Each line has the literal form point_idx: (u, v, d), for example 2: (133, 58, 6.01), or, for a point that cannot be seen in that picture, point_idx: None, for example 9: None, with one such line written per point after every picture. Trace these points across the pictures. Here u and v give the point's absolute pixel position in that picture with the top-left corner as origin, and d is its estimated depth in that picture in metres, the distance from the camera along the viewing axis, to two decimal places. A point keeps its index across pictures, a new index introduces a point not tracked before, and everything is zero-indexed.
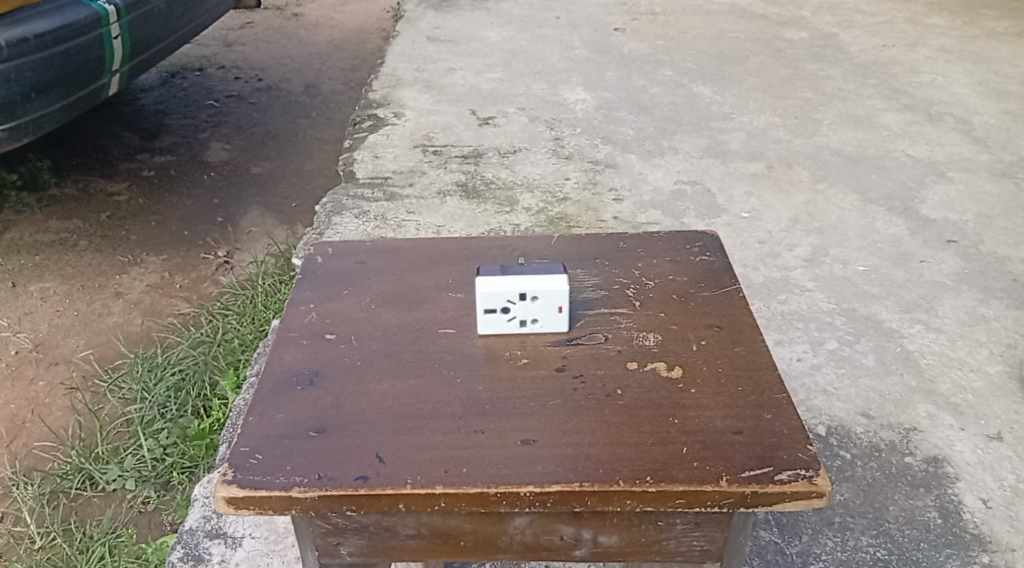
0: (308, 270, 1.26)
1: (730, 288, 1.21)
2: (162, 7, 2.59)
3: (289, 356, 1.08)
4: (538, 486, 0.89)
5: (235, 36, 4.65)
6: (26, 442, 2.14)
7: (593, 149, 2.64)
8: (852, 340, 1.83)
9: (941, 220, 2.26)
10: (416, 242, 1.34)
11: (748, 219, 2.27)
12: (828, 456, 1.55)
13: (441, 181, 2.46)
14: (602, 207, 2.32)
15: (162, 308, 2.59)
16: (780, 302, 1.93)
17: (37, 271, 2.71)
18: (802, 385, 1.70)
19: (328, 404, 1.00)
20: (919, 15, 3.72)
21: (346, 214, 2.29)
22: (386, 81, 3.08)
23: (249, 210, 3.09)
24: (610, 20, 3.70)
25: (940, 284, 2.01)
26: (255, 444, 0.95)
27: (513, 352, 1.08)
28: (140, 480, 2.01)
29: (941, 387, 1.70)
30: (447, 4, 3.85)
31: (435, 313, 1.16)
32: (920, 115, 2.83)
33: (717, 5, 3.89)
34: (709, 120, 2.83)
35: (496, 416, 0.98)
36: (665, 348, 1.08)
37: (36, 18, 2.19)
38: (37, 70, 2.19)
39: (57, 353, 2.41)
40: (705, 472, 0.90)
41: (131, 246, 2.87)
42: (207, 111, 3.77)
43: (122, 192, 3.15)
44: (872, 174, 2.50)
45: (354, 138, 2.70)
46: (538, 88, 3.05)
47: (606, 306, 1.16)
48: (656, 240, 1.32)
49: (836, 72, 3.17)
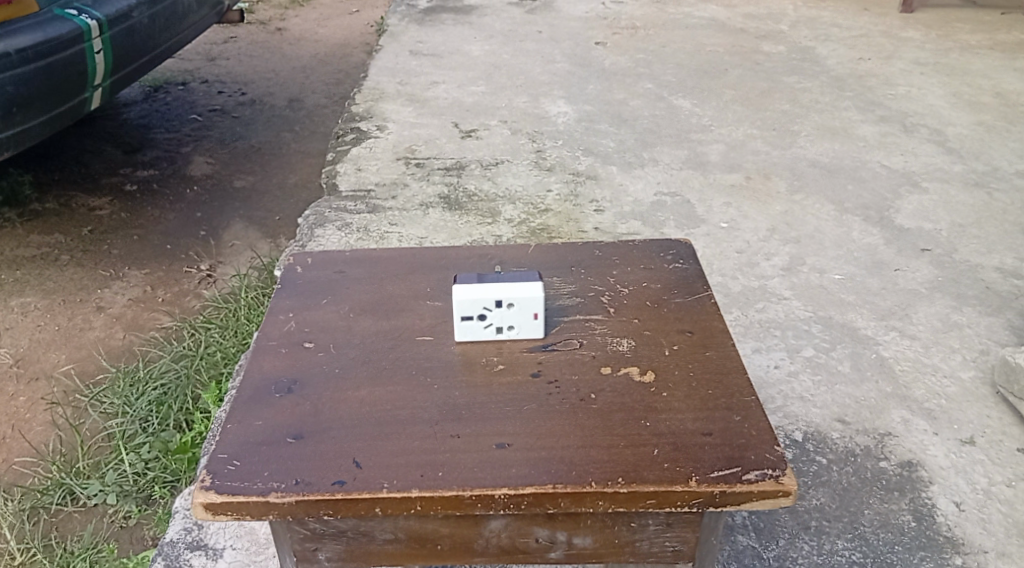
0: (287, 280, 1.28)
1: (702, 294, 1.23)
2: (144, 22, 2.60)
3: (267, 364, 1.10)
4: (512, 488, 0.91)
5: (218, 50, 4.67)
6: (7, 457, 2.14)
7: (574, 161, 2.67)
8: (828, 347, 1.86)
9: (916, 229, 2.31)
10: (394, 251, 1.35)
11: (726, 229, 2.31)
12: (804, 461, 1.58)
13: (423, 194, 2.48)
14: (583, 217, 2.35)
15: (144, 322, 2.59)
16: (758, 311, 1.96)
17: (18, 286, 2.71)
18: (779, 392, 1.73)
19: (306, 411, 1.02)
20: (894, 29, 3.79)
21: (329, 226, 2.31)
22: (369, 94, 3.10)
23: (233, 224, 3.10)
24: (591, 35, 3.74)
25: (915, 292, 2.05)
26: (234, 451, 0.97)
27: (489, 358, 1.10)
28: (121, 494, 2.01)
29: (916, 392, 1.73)
30: (430, 18, 3.88)
31: (413, 321, 1.17)
32: (895, 126, 2.89)
33: (696, 19, 3.94)
34: (689, 132, 2.87)
35: (473, 421, 1.00)
36: (638, 353, 1.10)
37: (17, 33, 2.20)
38: (18, 85, 2.20)
39: (39, 367, 2.41)
40: (675, 473, 0.92)
41: (114, 260, 2.87)
42: (190, 125, 3.78)
43: (105, 206, 3.15)
44: (849, 184, 2.53)
45: (337, 150, 2.72)
46: (520, 101, 3.08)
47: (581, 313, 1.19)
48: (631, 248, 1.35)
49: (813, 85, 3.22)
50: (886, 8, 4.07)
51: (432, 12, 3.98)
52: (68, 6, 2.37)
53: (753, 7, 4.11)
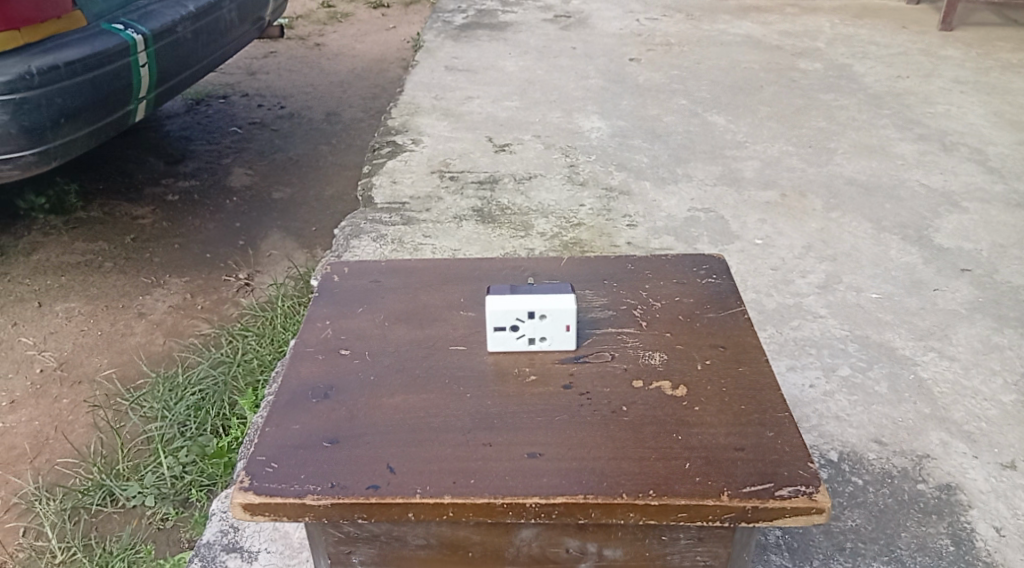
0: (324, 289, 1.30)
1: (735, 309, 1.23)
2: (187, 36, 2.67)
3: (304, 370, 1.12)
4: (543, 497, 0.91)
5: (259, 65, 4.75)
6: (49, 458, 2.18)
7: (607, 176, 2.67)
8: (864, 366, 1.84)
9: (955, 249, 2.27)
10: (427, 262, 1.37)
11: (761, 245, 2.30)
12: (839, 481, 1.56)
13: (457, 207, 2.50)
14: (616, 232, 2.36)
15: (183, 329, 2.64)
16: (793, 328, 1.95)
17: (62, 292, 2.77)
18: (814, 411, 1.71)
19: (342, 416, 1.03)
20: (933, 47, 3.75)
21: (364, 237, 2.34)
22: (405, 109, 3.14)
23: (271, 234, 3.15)
24: (626, 51, 3.75)
25: (954, 312, 2.02)
26: (271, 454, 0.98)
27: (522, 368, 1.11)
28: (159, 497, 2.04)
29: (954, 415, 1.70)
30: (466, 34, 3.92)
31: (446, 331, 1.19)
32: (934, 145, 2.86)
33: (731, 36, 3.94)
34: (723, 148, 2.86)
35: (505, 430, 1.00)
36: (670, 366, 1.10)
37: (65, 47, 2.26)
38: (66, 97, 2.26)
39: (81, 371, 2.46)
40: (707, 487, 0.92)
41: (155, 268, 2.93)
42: (231, 137, 3.85)
43: (147, 215, 3.21)
44: (886, 203, 2.51)
45: (374, 163, 2.75)
46: (554, 116, 3.10)
47: (614, 325, 1.19)
48: (664, 263, 1.35)
49: (850, 102, 3.20)
50: (925, 25, 4.04)
51: (469, 28, 4.02)
52: (116, 21, 2.44)
53: (789, 24, 4.09)
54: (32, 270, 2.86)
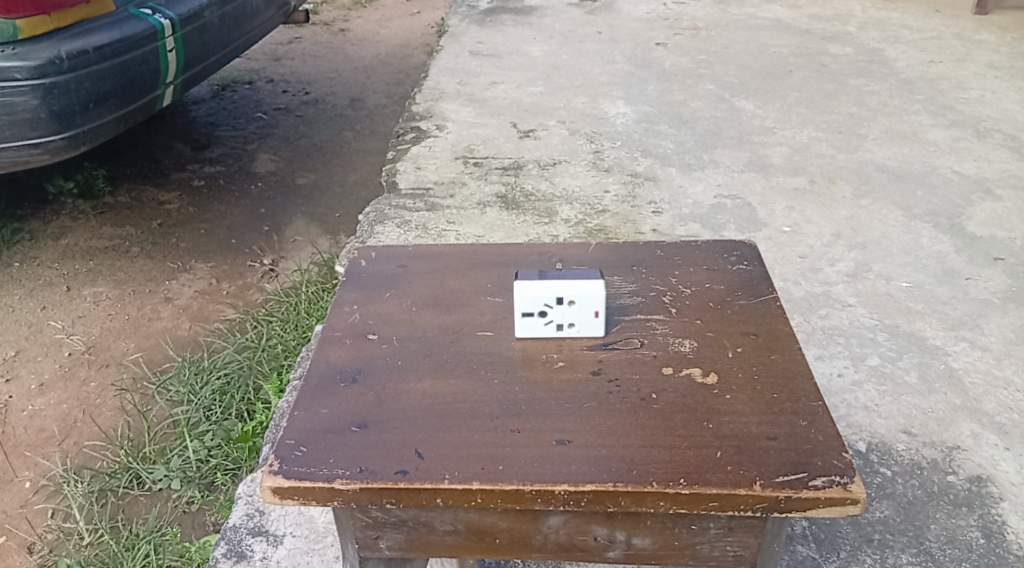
0: (351, 273, 1.30)
1: (766, 296, 1.21)
2: (214, 21, 2.67)
3: (333, 354, 1.11)
4: (572, 484, 0.90)
5: (284, 51, 4.76)
6: (77, 440, 2.21)
7: (633, 163, 2.64)
8: (894, 356, 1.81)
9: (988, 237, 2.23)
10: (454, 247, 1.36)
11: (789, 233, 2.26)
12: (868, 472, 1.54)
13: (481, 193, 2.49)
14: (641, 219, 2.33)
15: (209, 314, 2.66)
16: (821, 317, 1.92)
17: (90, 277, 2.80)
18: (842, 401, 1.69)
19: (370, 401, 1.03)
20: (967, 31, 3.68)
21: (388, 223, 2.33)
22: (429, 94, 3.12)
23: (295, 220, 3.15)
24: (652, 35, 3.71)
25: (986, 302, 1.98)
26: (300, 438, 0.98)
27: (550, 355, 1.10)
28: (185, 480, 2.06)
29: (987, 406, 1.68)
30: (491, 19, 3.90)
31: (473, 316, 1.18)
32: (967, 131, 2.80)
33: (760, 20, 3.88)
34: (751, 134, 2.82)
35: (534, 416, 1.00)
36: (701, 354, 1.09)
37: (94, 32, 2.28)
38: (95, 82, 2.27)
39: (109, 355, 2.48)
40: (739, 476, 0.91)
41: (181, 253, 2.95)
42: (256, 123, 3.87)
43: (173, 200, 3.23)
44: (918, 191, 2.47)
45: (397, 149, 2.75)
46: (579, 101, 3.07)
47: (643, 312, 1.18)
48: (693, 249, 1.33)
49: (881, 88, 3.14)
50: (959, 9, 3.95)
51: (493, 13, 3.99)
52: (143, 6, 2.45)
53: (819, 8, 4.02)
54: (61, 254, 2.89)
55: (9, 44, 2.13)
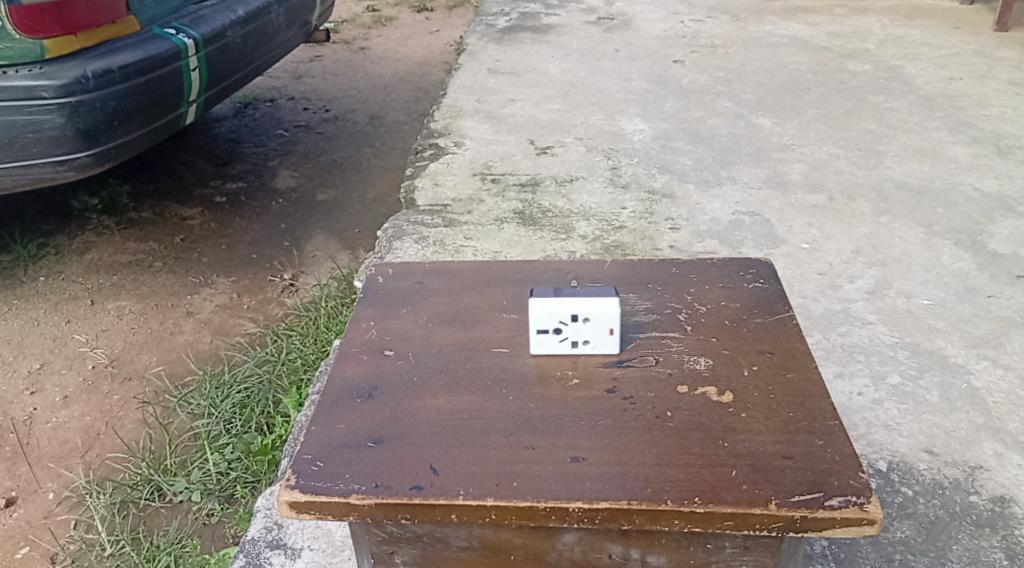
0: (369, 289, 1.31)
1: (783, 314, 1.21)
2: (236, 41, 2.71)
3: (350, 370, 1.12)
4: (587, 502, 0.90)
5: (305, 69, 4.81)
6: (99, 453, 2.23)
7: (650, 179, 2.65)
8: (914, 375, 1.79)
9: (1010, 255, 2.22)
10: (470, 264, 1.37)
11: (808, 250, 2.26)
12: (888, 492, 1.52)
13: (499, 209, 2.50)
14: (659, 235, 2.34)
15: (230, 328, 2.68)
16: (840, 334, 1.92)
17: (114, 291, 2.83)
18: (862, 419, 1.68)
19: (386, 417, 1.04)
20: (988, 48, 3.66)
21: (407, 239, 2.35)
22: (448, 111, 3.15)
23: (315, 235, 3.18)
24: (670, 53, 3.72)
25: (1008, 320, 1.96)
26: (317, 453, 0.99)
27: (565, 372, 1.10)
28: (205, 492, 2.08)
29: (1009, 425, 1.66)
30: (510, 37, 3.92)
31: (489, 333, 1.18)
32: (989, 147, 2.79)
33: (778, 37, 3.88)
34: (770, 151, 2.82)
35: (549, 433, 1.00)
36: (716, 372, 1.09)
37: (120, 51, 2.32)
38: (120, 99, 2.31)
39: (131, 368, 2.51)
40: (754, 495, 0.91)
41: (203, 267, 2.98)
42: (278, 140, 3.91)
43: (196, 216, 3.27)
44: (938, 207, 2.45)
45: (416, 166, 2.77)
46: (596, 118, 3.09)
47: (658, 329, 1.18)
48: (709, 265, 1.33)
49: (901, 104, 3.13)
50: (980, 25, 3.94)
51: (512, 31, 4.02)
52: (167, 26, 2.50)
53: (838, 25, 4.02)
54: (86, 269, 2.93)
55: (35, 64, 2.18)
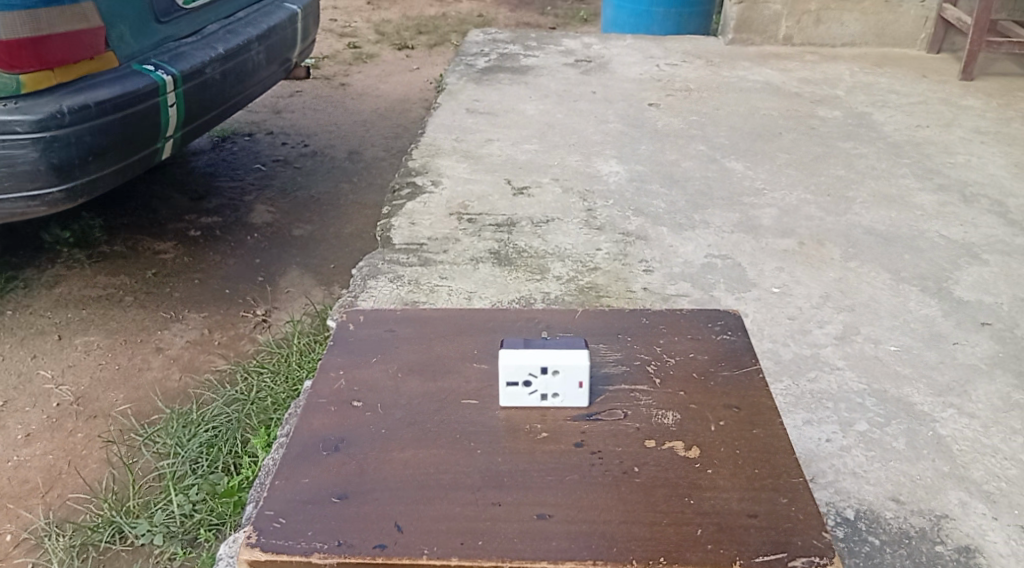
0: (338, 336, 1.30)
1: (749, 367, 1.22)
2: (216, 77, 2.72)
3: (317, 422, 1.11)
4: (551, 562, 0.90)
5: (284, 104, 4.82)
6: (61, 493, 2.18)
7: (625, 221, 2.67)
8: (882, 422, 1.81)
9: (975, 302, 2.25)
10: (441, 311, 1.37)
11: (778, 294, 2.28)
12: (855, 540, 1.53)
13: (474, 249, 2.51)
14: (633, 277, 2.35)
15: (200, 365, 2.65)
16: (809, 380, 1.93)
17: (82, 325, 2.79)
18: (831, 466, 1.69)
19: (351, 471, 1.03)
20: (954, 96, 3.76)
21: (381, 278, 2.35)
22: (425, 150, 3.16)
23: (288, 271, 3.17)
24: (646, 96, 3.78)
25: (973, 367, 1.99)
26: (279, 509, 0.98)
27: (534, 425, 1.10)
28: (168, 536, 2.04)
29: (974, 473, 1.68)
30: (488, 77, 3.97)
31: (458, 384, 1.18)
32: (954, 195, 2.85)
33: (751, 83, 3.95)
34: (742, 195, 2.86)
35: (515, 489, 0.99)
36: (683, 427, 1.09)
37: (97, 87, 2.31)
38: (95, 135, 2.30)
39: (97, 406, 2.46)
40: (719, 555, 0.91)
41: (174, 303, 2.95)
42: (254, 174, 3.90)
43: (168, 250, 3.24)
44: (905, 254, 2.49)
45: (393, 204, 2.77)
46: (573, 159, 3.12)
47: (627, 382, 1.18)
48: (678, 316, 1.34)
49: (870, 151, 3.20)
50: (946, 74, 4.04)
51: (490, 71, 4.07)
52: (147, 61, 2.51)
53: (809, 71, 4.10)
54: (54, 302, 2.89)
55: (12, 98, 2.17)
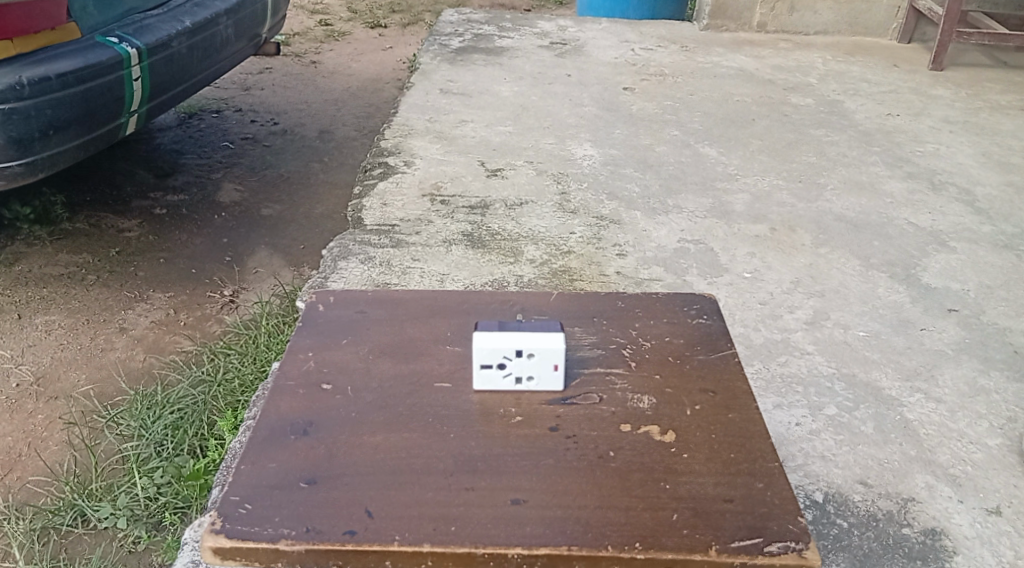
0: (308, 318, 1.27)
1: (725, 351, 1.21)
2: (182, 52, 2.65)
3: (285, 405, 1.09)
4: (526, 548, 0.89)
5: (254, 80, 4.74)
6: (21, 476, 2.14)
7: (598, 205, 2.66)
8: (851, 406, 1.82)
9: (942, 289, 2.28)
10: (414, 292, 1.34)
11: (750, 279, 2.29)
12: (824, 523, 1.54)
13: (447, 231, 2.48)
14: (606, 261, 2.34)
15: (164, 345, 2.60)
16: (779, 364, 1.94)
17: (43, 304, 2.73)
18: (800, 450, 1.69)
19: (321, 455, 1.00)
20: (924, 86, 3.78)
21: (352, 259, 2.31)
22: (398, 130, 3.12)
23: (257, 251, 3.12)
24: (620, 80, 3.76)
25: (940, 353, 2.01)
26: (246, 494, 0.95)
27: (508, 408, 1.08)
28: (131, 519, 2.00)
29: (940, 457, 1.69)
30: (462, 58, 3.92)
31: (431, 366, 1.16)
32: (923, 183, 2.87)
33: (725, 69, 3.95)
34: (715, 180, 2.86)
35: (489, 474, 0.98)
36: (659, 411, 1.08)
37: (58, 59, 2.24)
38: (56, 108, 2.23)
39: (58, 387, 2.41)
40: (695, 540, 0.90)
41: (138, 282, 2.89)
42: (222, 152, 3.83)
43: (133, 228, 3.17)
44: (875, 240, 2.51)
45: (364, 184, 2.73)
46: (546, 142, 3.10)
47: (603, 366, 1.17)
48: (654, 300, 1.33)
49: (841, 138, 3.21)
50: (917, 64, 4.07)
51: (464, 52, 4.02)
52: (110, 34, 2.44)
53: (782, 58, 4.11)
54: (13, 281, 2.82)
55: None
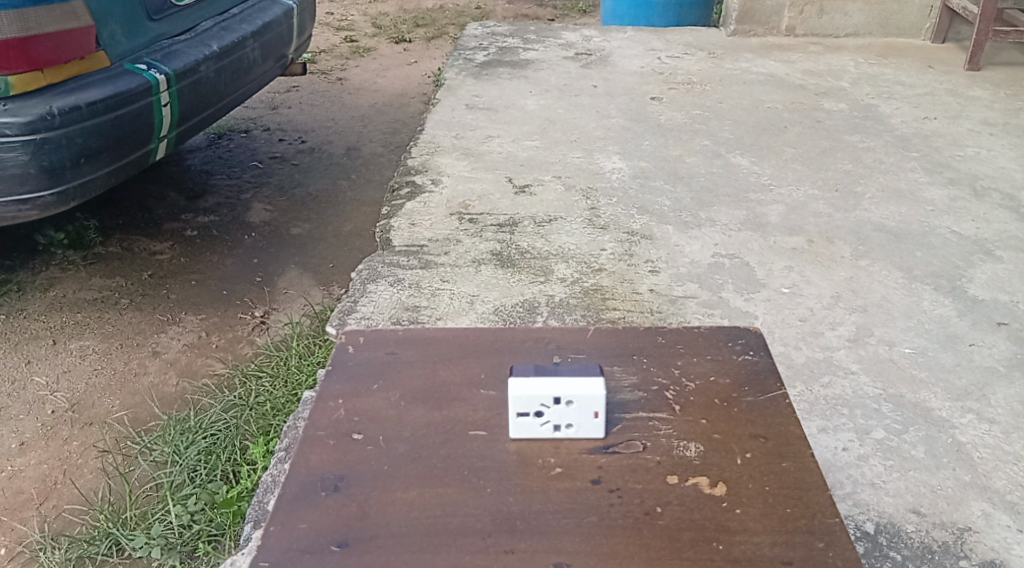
0: (338, 361, 1.23)
1: (774, 393, 1.15)
2: (210, 76, 2.64)
3: (315, 458, 1.04)
4: None
5: (281, 99, 4.74)
6: (57, 504, 2.12)
7: (629, 219, 2.60)
8: (900, 429, 1.74)
9: (990, 301, 2.18)
10: (446, 330, 1.30)
11: (789, 294, 2.21)
12: (876, 557, 1.46)
13: (476, 250, 2.43)
14: (638, 278, 2.28)
15: (197, 369, 2.58)
16: (823, 386, 1.87)
17: (77, 329, 2.72)
18: (848, 477, 1.62)
19: (352, 514, 0.96)
20: (961, 87, 3.68)
21: (381, 282, 2.28)
22: (424, 148, 3.09)
23: (287, 271, 3.09)
24: (647, 89, 3.70)
25: (992, 370, 1.92)
26: (275, 559, 0.91)
27: (546, 459, 1.03)
28: (166, 548, 1.97)
29: (997, 483, 1.61)
30: (487, 72, 3.88)
31: (465, 413, 1.11)
32: (964, 190, 2.77)
33: (755, 75, 3.88)
34: (748, 191, 2.78)
35: (528, 534, 0.93)
36: (707, 460, 1.02)
37: (88, 87, 2.24)
38: (87, 137, 2.22)
39: (92, 413, 2.40)
40: None
41: (171, 304, 2.88)
42: (251, 172, 3.82)
43: (165, 251, 3.17)
44: (917, 251, 2.42)
45: (392, 204, 2.69)
46: (575, 156, 3.04)
47: (645, 409, 1.11)
48: (695, 334, 1.27)
49: (877, 144, 3.12)
50: (952, 64, 3.96)
51: (489, 65, 3.98)
52: (139, 61, 2.43)
53: (813, 62, 4.02)
54: (48, 306, 2.81)
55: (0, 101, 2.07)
